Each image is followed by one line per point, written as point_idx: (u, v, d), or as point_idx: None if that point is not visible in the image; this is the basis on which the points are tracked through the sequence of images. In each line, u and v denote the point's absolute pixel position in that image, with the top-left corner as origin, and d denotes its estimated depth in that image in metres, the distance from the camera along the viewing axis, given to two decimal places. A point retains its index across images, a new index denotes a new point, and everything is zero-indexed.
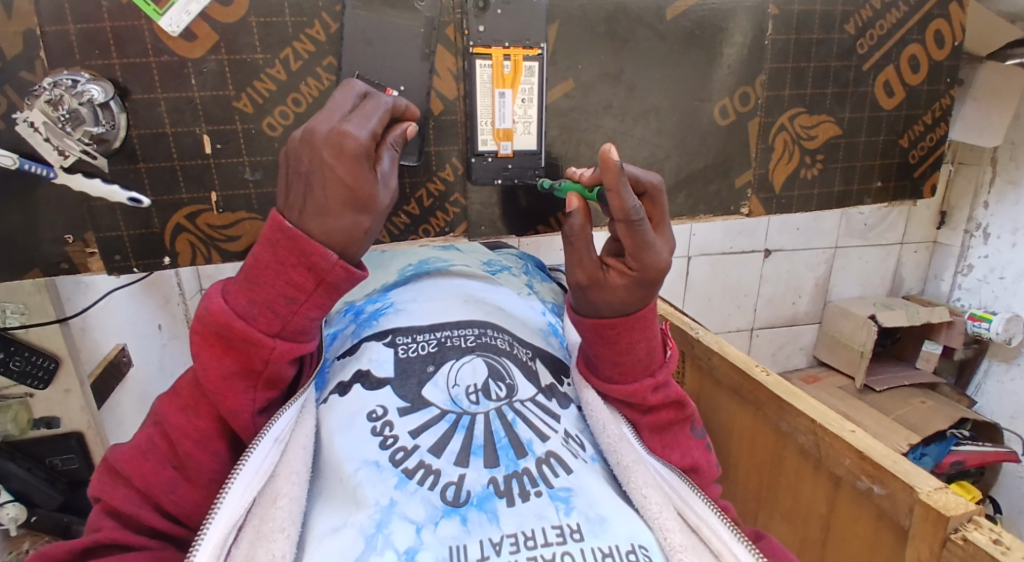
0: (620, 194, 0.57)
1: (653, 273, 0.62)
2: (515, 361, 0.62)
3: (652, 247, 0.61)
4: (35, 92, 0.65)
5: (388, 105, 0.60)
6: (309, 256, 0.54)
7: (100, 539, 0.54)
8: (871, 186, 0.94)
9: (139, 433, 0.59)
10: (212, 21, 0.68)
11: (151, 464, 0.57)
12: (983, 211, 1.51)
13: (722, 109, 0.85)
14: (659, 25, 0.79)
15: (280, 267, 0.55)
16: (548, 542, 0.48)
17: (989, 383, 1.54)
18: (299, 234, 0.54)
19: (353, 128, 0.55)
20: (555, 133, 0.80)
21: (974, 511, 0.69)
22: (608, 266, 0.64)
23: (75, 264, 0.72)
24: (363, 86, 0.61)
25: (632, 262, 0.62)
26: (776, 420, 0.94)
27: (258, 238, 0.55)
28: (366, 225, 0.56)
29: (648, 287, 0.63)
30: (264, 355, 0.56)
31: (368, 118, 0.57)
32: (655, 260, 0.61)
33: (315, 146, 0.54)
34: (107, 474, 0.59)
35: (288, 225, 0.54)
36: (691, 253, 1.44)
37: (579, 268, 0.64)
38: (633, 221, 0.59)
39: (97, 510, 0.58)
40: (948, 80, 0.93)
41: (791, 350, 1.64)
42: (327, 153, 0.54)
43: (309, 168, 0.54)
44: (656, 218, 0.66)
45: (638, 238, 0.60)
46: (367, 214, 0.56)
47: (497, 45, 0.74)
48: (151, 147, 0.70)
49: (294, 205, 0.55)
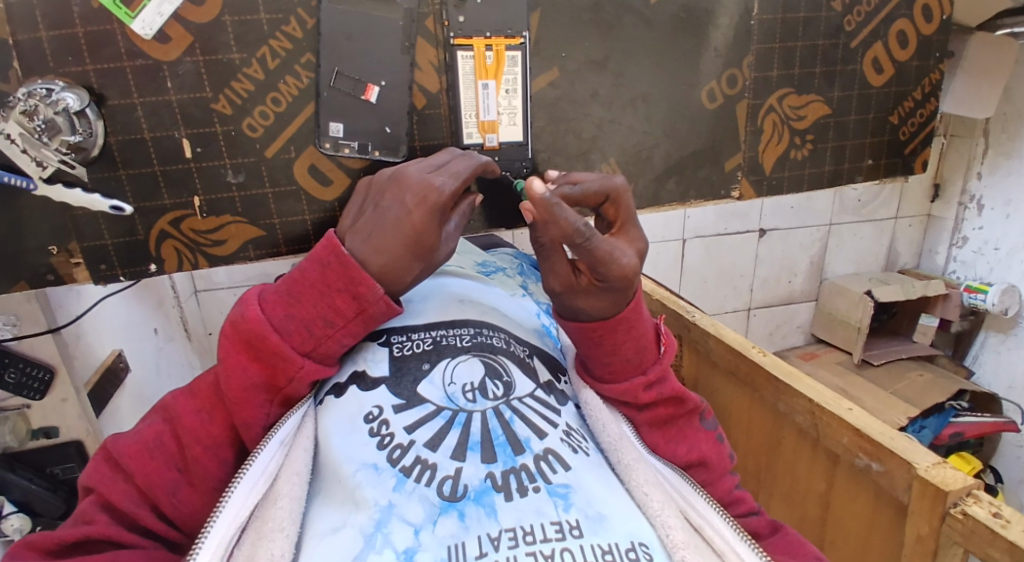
0: (557, 219, 0.57)
1: (620, 279, 0.61)
2: (512, 358, 0.62)
3: (613, 256, 0.60)
4: (10, 102, 0.63)
5: (482, 163, 0.64)
6: (357, 285, 0.57)
7: (93, 534, 0.54)
8: (861, 164, 0.93)
9: (145, 428, 0.59)
10: (186, 22, 0.66)
11: (157, 463, 0.57)
12: (977, 184, 1.51)
13: (710, 93, 0.84)
14: (644, 9, 0.78)
15: (326, 289, 0.57)
16: (547, 538, 0.47)
17: (986, 355, 1.54)
18: (353, 262, 0.57)
19: (440, 182, 0.60)
20: (542, 123, 0.79)
21: (972, 485, 0.70)
22: (580, 271, 0.62)
23: (62, 275, 0.71)
24: (461, 150, 0.66)
25: (597, 274, 0.60)
26: (773, 402, 0.94)
27: (310, 254, 0.58)
28: (416, 271, 0.60)
29: (620, 293, 0.62)
30: (291, 373, 0.57)
31: (458, 175, 0.61)
32: (620, 269, 0.60)
33: (403, 188, 0.59)
34: (105, 465, 0.58)
35: (344, 250, 0.58)
36: (685, 237, 1.43)
37: (553, 276, 0.62)
38: (580, 243, 0.58)
39: (88, 500, 0.57)
40: (938, 55, 0.92)
41: (788, 329, 1.64)
42: (410, 198, 0.59)
43: (390, 204, 0.59)
44: (621, 218, 0.66)
45: (594, 253, 0.59)
46: (420, 261, 0.60)
47: (479, 35, 0.73)
48: (131, 152, 0.69)
49: (359, 232, 0.60)
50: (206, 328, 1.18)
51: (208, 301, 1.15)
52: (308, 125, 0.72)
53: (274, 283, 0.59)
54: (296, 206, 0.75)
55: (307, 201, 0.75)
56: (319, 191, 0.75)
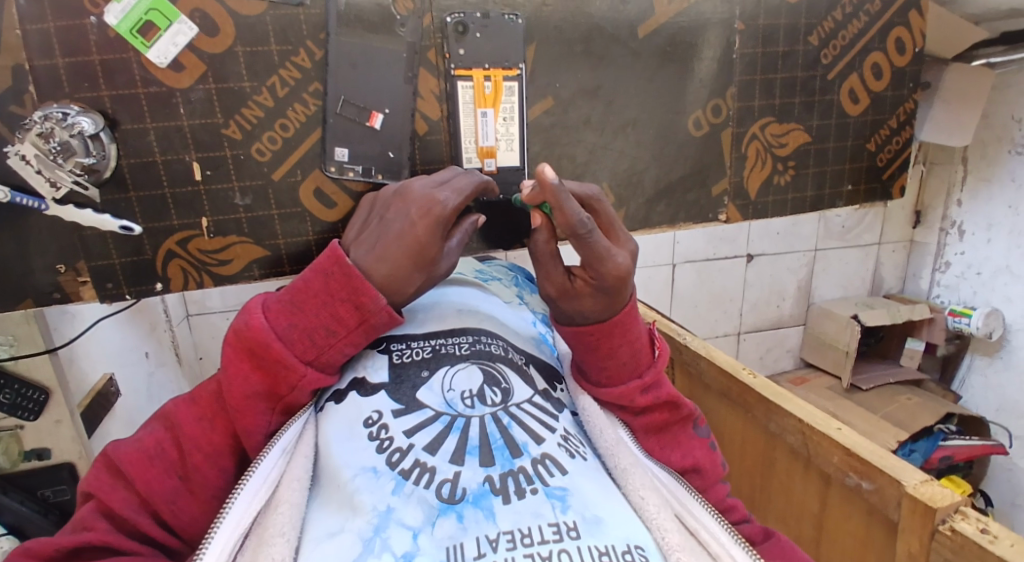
0: (563, 209, 0.61)
1: (613, 280, 0.64)
2: (510, 365, 0.64)
3: (609, 254, 0.63)
4: (26, 125, 0.66)
5: (481, 181, 0.68)
6: (360, 295, 0.60)
7: (92, 541, 0.55)
8: (842, 189, 0.97)
9: (146, 436, 0.60)
10: (200, 51, 0.69)
11: (158, 470, 0.59)
12: (956, 209, 1.57)
13: (697, 121, 0.88)
14: (632, 42, 0.82)
15: (328, 298, 0.60)
16: (545, 540, 0.49)
17: (973, 378, 1.57)
18: (356, 273, 0.59)
19: (444, 197, 0.63)
20: (538, 148, 0.82)
21: (960, 503, 0.72)
22: (574, 276, 0.66)
23: (68, 293, 0.73)
24: (461, 168, 0.70)
25: (593, 272, 0.64)
26: (765, 421, 0.97)
27: (314, 265, 0.60)
28: (418, 282, 0.62)
29: (613, 294, 0.66)
30: (293, 381, 0.59)
31: (462, 192, 0.64)
32: (614, 267, 0.64)
33: (408, 202, 0.63)
34: (105, 472, 0.59)
35: (347, 261, 0.60)
36: (675, 261, 1.46)
37: (548, 282, 0.66)
38: (581, 235, 0.62)
39: (87, 507, 0.58)
40: (912, 85, 0.97)
41: (778, 352, 1.67)
42: (415, 210, 0.62)
43: (396, 216, 0.63)
44: (604, 224, 0.68)
45: (592, 249, 0.62)
46: (422, 272, 0.62)
47: (478, 66, 0.77)
48: (142, 175, 0.71)
49: (364, 244, 0.63)
50: (197, 354, 1.19)
51: (200, 325, 1.18)
52: (314, 150, 0.75)
53: (278, 293, 0.61)
54: (301, 227, 0.78)
55: (311, 222, 0.78)
56: (323, 213, 0.78)
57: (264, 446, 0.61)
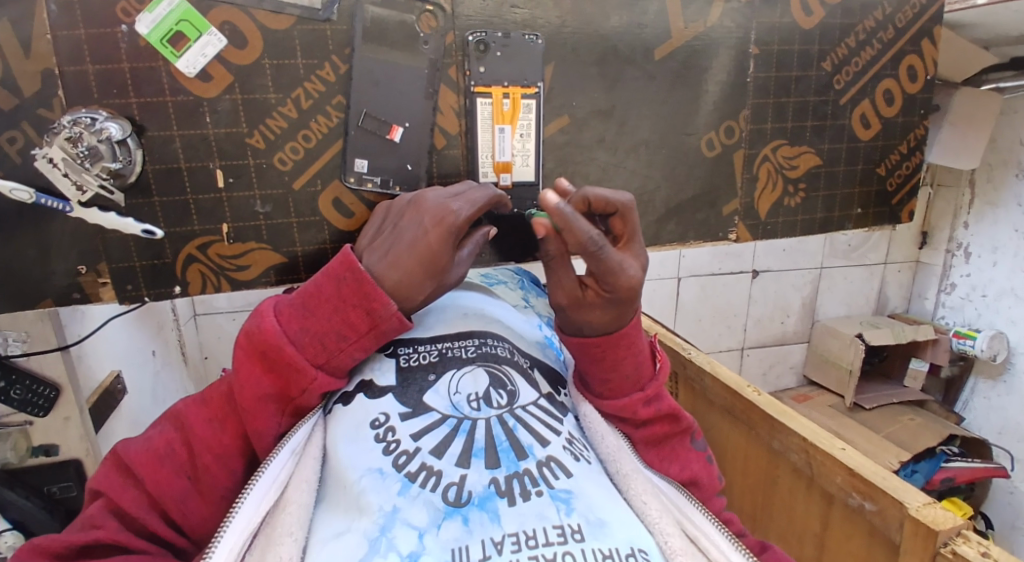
0: (572, 229, 0.62)
1: (625, 292, 0.65)
2: (515, 368, 0.65)
3: (621, 268, 0.64)
4: (54, 129, 0.68)
5: (495, 194, 0.69)
6: (371, 301, 0.61)
7: (102, 539, 0.56)
8: (851, 212, 0.99)
9: (157, 436, 0.61)
10: (228, 63, 0.71)
11: (168, 470, 0.60)
12: (963, 231, 1.57)
13: (709, 142, 0.89)
14: (648, 64, 0.84)
15: (341, 304, 0.61)
16: (549, 542, 0.50)
17: (976, 401, 1.57)
18: (368, 279, 0.60)
19: (457, 208, 0.64)
20: (553, 165, 0.84)
21: (962, 525, 0.72)
22: (586, 285, 0.67)
23: (87, 294, 0.74)
24: (474, 181, 0.71)
25: (605, 284, 0.65)
26: (768, 439, 0.97)
27: (326, 271, 0.62)
28: (428, 290, 0.63)
29: (623, 306, 0.67)
30: (303, 384, 0.60)
31: (475, 203, 0.65)
32: (626, 280, 0.64)
33: (422, 210, 0.64)
34: (116, 471, 0.60)
35: (359, 267, 0.61)
36: (681, 275, 1.47)
37: (560, 290, 0.68)
38: (592, 252, 0.63)
39: (96, 505, 0.59)
40: (922, 112, 0.98)
41: (781, 369, 1.68)
42: (429, 219, 0.63)
43: (410, 224, 0.64)
44: (627, 234, 0.69)
45: (603, 263, 0.63)
46: (433, 280, 0.63)
47: (497, 84, 0.79)
48: (165, 181, 0.73)
49: (378, 250, 0.64)
50: (203, 353, 1.24)
51: (206, 325, 1.22)
52: (334, 161, 0.77)
53: (289, 297, 0.63)
54: (318, 236, 0.79)
55: (329, 231, 0.79)
56: (340, 223, 0.79)
57: (274, 447, 0.62)
